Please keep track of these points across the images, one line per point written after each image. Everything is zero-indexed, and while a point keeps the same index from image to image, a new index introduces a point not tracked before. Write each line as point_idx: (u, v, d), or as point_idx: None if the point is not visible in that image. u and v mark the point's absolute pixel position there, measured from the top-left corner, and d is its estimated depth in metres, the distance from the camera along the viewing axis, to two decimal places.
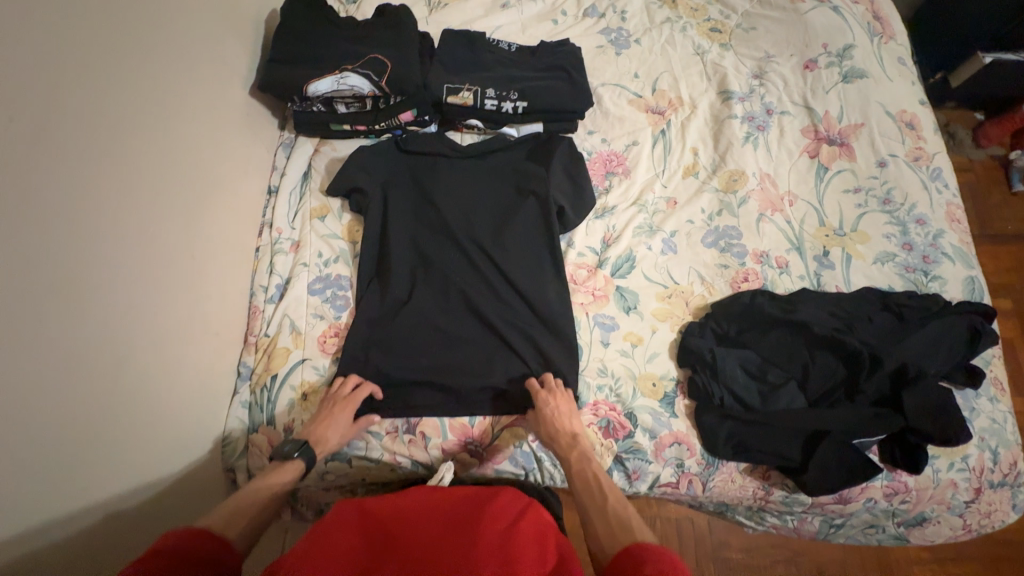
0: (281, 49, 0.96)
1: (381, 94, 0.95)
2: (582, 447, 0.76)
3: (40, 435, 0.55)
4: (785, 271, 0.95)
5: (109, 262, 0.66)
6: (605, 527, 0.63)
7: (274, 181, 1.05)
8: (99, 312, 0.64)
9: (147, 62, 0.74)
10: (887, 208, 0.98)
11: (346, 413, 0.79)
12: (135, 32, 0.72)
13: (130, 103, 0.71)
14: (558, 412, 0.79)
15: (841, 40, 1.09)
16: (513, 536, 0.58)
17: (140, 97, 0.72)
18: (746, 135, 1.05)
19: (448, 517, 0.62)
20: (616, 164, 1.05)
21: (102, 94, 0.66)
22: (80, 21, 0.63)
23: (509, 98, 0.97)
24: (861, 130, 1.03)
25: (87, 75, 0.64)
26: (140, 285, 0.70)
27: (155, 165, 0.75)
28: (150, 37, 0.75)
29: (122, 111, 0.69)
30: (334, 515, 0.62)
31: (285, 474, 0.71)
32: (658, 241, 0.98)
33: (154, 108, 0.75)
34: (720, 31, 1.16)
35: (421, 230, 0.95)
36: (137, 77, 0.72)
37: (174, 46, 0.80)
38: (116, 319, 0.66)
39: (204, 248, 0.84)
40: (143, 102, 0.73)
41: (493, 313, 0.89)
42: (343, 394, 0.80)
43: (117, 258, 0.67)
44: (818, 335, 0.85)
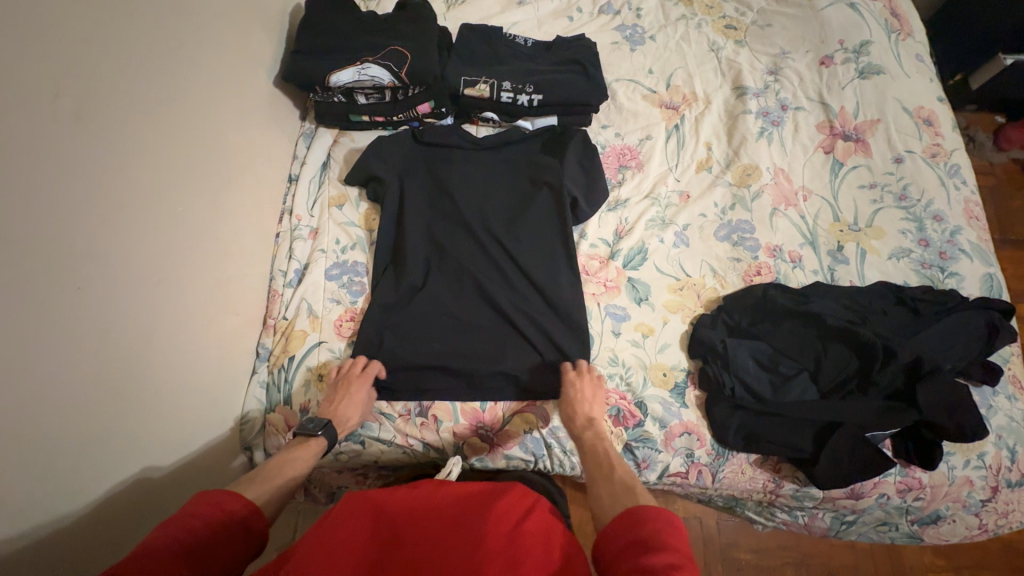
0: (304, 42, 0.99)
1: (400, 85, 0.98)
2: (597, 429, 0.75)
3: (68, 398, 0.58)
4: (799, 265, 0.95)
5: (140, 235, 0.69)
6: (608, 489, 0.61)
7: (294, 171, 1.08)
8: (130, 282, 0.67)
9: (173, 49, 0.77)
10: (903, 204, 0.98)
11: (360, 391, 0.81)
12: (164, 20, 0.75)
13: (161, 86, 0.74)
14: (581, 395, 0.80)
15: (858, 36, 1.09)
16: (520, 536, 0.56)
17: (166, 82, 0.75)
18: (761, 130, 1.05)
19: (456, 504, 0.61)
20: (630, 157, 1.06)
21: (131, 76, 0.69)
22: (118, 7, 0.67)
23: (524, 90, 0.99)
24: (877, 126, 1.03)
25: (122, 58, 0.68)
26: (163, 262, 0.73)
27: (180, 147, 0.77)
28: (178, 26, 0.78)
29: (150, 93, 0.72)
30: (343, 505, 0.60)
31: (308, 454, 0.71)
32: (670, 234, 0.99)
33: (183, 92, 0.79)
34: (735, 28, 1.17)
35: (436, 219, 0.97)
36: (164, 63, 0.75)
37: (201, 35, 0.83)
38: (141, 294, 0.68)
39: (226, 230, 0.87)
40: (171, 86, 0.76)
41: (506, 301, 0.90)
42: (354, 372, 0.82)
43: (144, 233, 0.69)
44: (831, 328, 0.84)
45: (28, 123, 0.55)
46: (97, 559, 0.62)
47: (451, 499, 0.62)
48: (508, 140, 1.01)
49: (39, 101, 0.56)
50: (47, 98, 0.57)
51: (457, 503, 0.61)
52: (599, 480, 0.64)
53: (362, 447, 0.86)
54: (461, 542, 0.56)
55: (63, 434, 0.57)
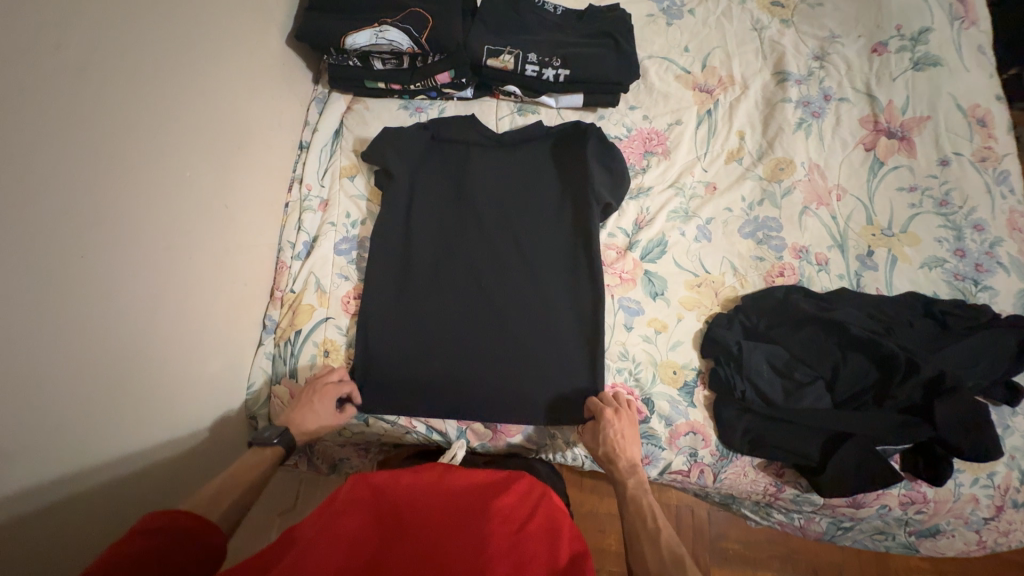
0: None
1: (420, 52, 0.91)
2: (639, 474, 0.75)
3: (66, 370, 0.57)
4: (824, 268, 0.92)
5: (145, 201, 0.66)
6: (656, 556, 0.61)
7: (305, 138, 1.03)
8: (134, 250, 0.65)
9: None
10: (943, 210, 0.92)
11: (331, 402, 0.79)
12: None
13: (164, 41, 0.69)
14: (620, 435, 0.76)
15: (918, 22, 0.99)
16: (523, 540, 0.56)
17: (172, 35, 0.71)
18: (799, 122, 0.98)
19: (454, 504, 0.60)
20: (656, 143, 1.01)
21: (136, 28, 0.64)
22: None
23: (551, 64, 0.92)
24: (926, 124, 0.95)
25: (125, 10, 0.63)
26: (170, 226, 0.71)
27: (187, 108, 0.74)
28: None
29: (154, 51, 0.67)
30: (347, 491, 0.61)
31: (265, 457, 0.70)
32: (692, 228, 0.96)
33: (188, 50, 0.74)
34: (783, 5, 1.07)
35: (448, 201, 0.93)
36: (170, 14, 0.70)
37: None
38: (149, 259, 0.67)
39: (234, 196, 0.84)
40: (179, 41, 0.72)
41: (521, 289, 0.88)
42: (325, 380, 0.81)
43: (150, 197, 0.67)
44: (854, 337, 0.81)
45: (25, 76, 0.51)
46: (88, 541, 0.61)
47: (452, 492, 0.62)
48: (529, 135, 0.96)
49: (37, 56, 0.52)
50: (48, 47, 0.53)
51: (456, 500, 0.61)
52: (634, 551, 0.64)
53: (366, 425, 0.88)
54: (461, 550, 0.54)
55: (69, 396, 0.57)
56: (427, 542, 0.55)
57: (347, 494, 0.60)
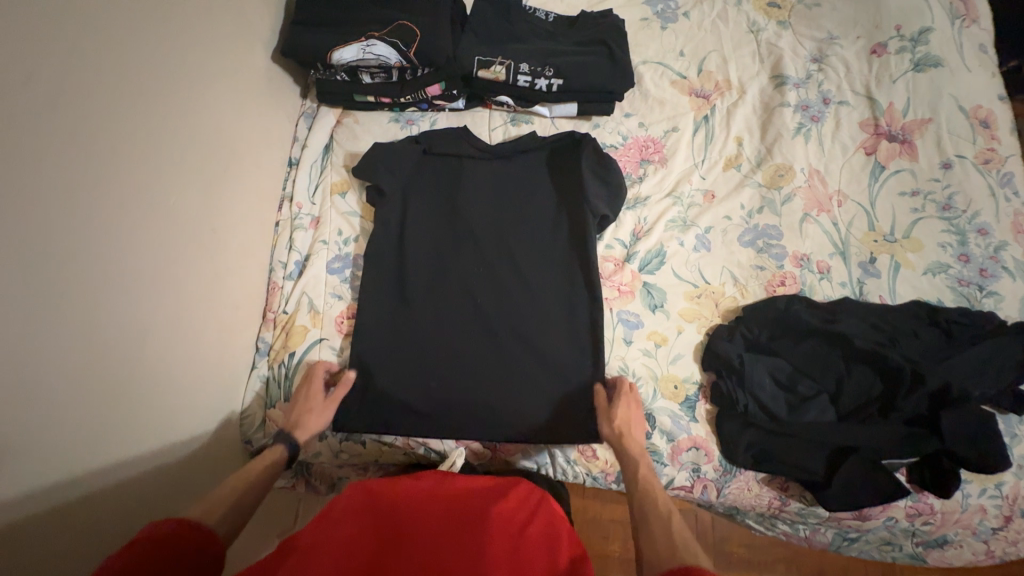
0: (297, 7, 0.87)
1: (408, 66, 0.89)
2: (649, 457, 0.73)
3: (48, 416, 0.55)
4: (826, 277, 0.90)
5: (127, 232, 0.64)
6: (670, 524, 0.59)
7: (295, 154, 1.01)
8: (117, 282, 0.63)
9: (157, 20, 0.70)
10: (947, 215, 0.91)
11: (337, 399, 0.79)
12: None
13: (143, 67, 0.67)
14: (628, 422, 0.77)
15: (918, 22, 0.96)
16: (523, 544, 0.56)
17: (148, 58, 0.68)
18: (798, 127, 0.96)
19: (454, 509, 0.59)
20: (652, 150, 0.99)
21: (113, 59, 0.63)
22: None
23: (543, 74, 0.90)
24: (928, 126, 0.93)
25: (98, 38, 0.61)
26: (156, 256, 0.69)
27: (169, 131, 0.71)
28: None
29: (131, 77, 0.65)
30: (345, 498, 0.59)
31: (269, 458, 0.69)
32: (691, 237, 0.94)
33: (167, 73, 0.71)
34: (779, 6, 1.05)
35: (440, 217, 0.92)
36: (145, 36, 0.68)
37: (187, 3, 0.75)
38: (134, 290, 0.65)
39: (222, 218, 0.82)
40: (156, 64, 0.69)
41: (516, 306, 0.88)
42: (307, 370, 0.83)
43: (133, 227, 0.65)
44: (858, 349, 0.79)
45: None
46: None
47: (454, 496, 0.61)
48: (522, 147, 0.95)
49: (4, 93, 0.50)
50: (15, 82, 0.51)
51: (456, 505, 0.60)
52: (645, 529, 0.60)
53: (364, 447, 0.86)
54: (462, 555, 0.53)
55: (53, 440, 0.55)
56: (430, 546, 0.54)
57: (345, 501, 0.59)
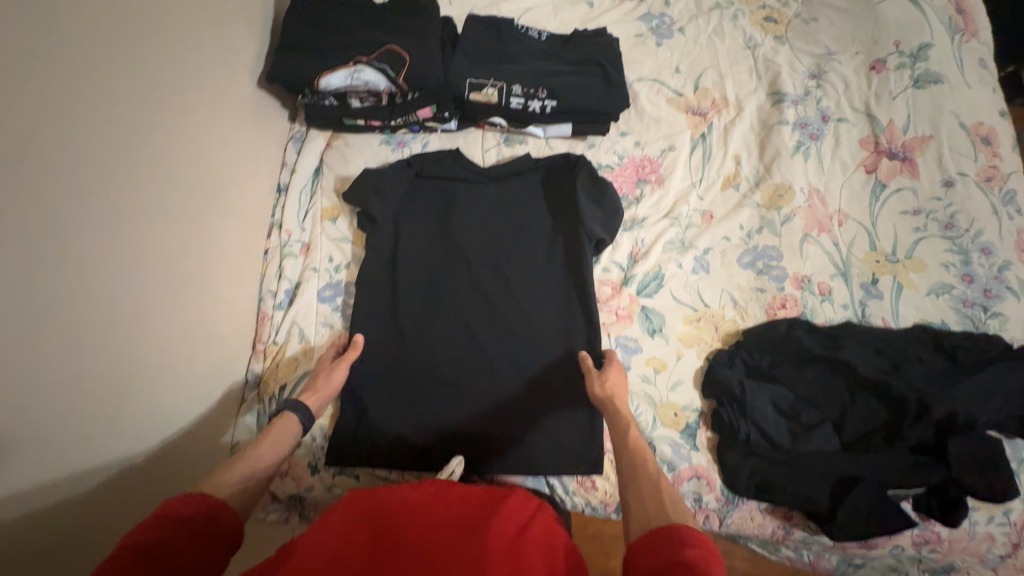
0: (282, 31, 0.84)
1: (398, 91, 0.87)
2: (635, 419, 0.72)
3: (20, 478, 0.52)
4: (827, 298, 0.88)
5: (106, 275, 0.62)
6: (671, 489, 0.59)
7: (284, 180, 0.99)
8: (97, 329, 0.61)
9: (137, 52, 0.67)
10: (949, 234, 0.89)
11: (348, 363, 0.79)
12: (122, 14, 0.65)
13: (124, 103, 0.65)
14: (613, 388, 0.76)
15: (917, 38, 0.95)
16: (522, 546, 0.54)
17: (128, 92, 0.65)
18: (797, 145, 0.94)
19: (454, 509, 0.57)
20: (649, 170, 0.97)
21: (94, 100, 0.60)
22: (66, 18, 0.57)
23: (537, 96, 0.88)
24: (928, 143, 0.91)
25: (76, 78, 0.58)
26: (137, 298, 0.66)
27: (152, 166, 0.69)
28: (142, 23, 0.68)
29: (112, 115, 0.63)
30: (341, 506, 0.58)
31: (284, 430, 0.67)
32: (689, 259, 0.92)
33: (150, 106, 0.69)
34: (776, 21, 1.03)
35: (433, 242, 0.91)
36: (126, 70, 0.65)
37: (169, 32, 0.73)
38: (114, 335, 0.63)
39: (208, 250, 0.80)
40: (138, 98, 0.67)
41: (511, 333, 0.86)
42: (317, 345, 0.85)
43: (112, 269, 0.63)
44: (861, 378, 0.77)
45: None
46: None
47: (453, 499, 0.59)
48: (516, 169, 0.93)
49: None
50: None
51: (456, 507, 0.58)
52: (632, 491, 0.58)
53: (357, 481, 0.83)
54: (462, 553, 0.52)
55: (24, 504, 0.53)
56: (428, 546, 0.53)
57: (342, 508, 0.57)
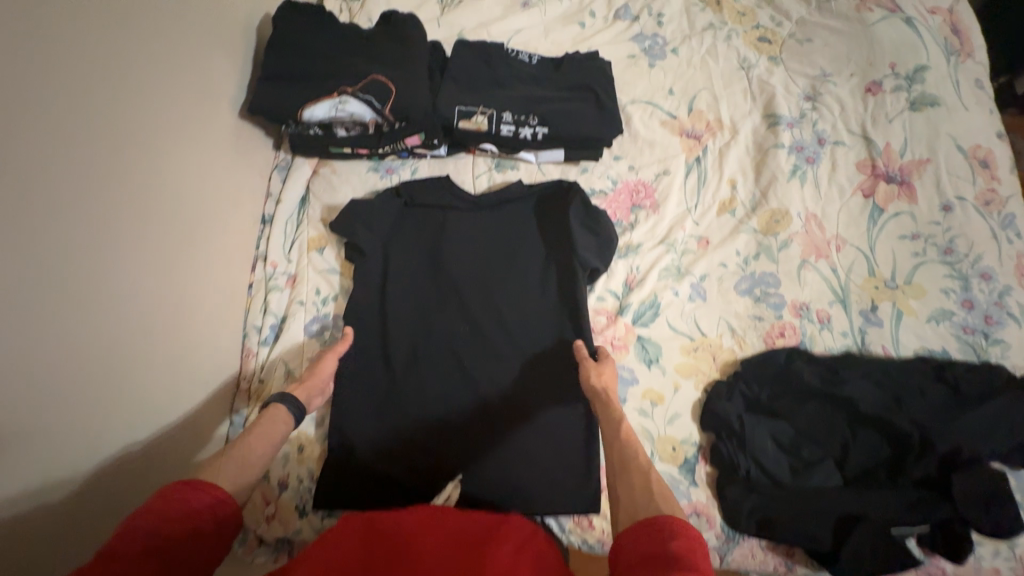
0: (264, 61, 0.81)
1: (384, 122, 0.84)
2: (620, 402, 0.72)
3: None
4: (827, 326, 0.87)
5: (80, 330, 0.59)
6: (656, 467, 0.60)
7: (269, 211, 0.96)
8: (69, 390, 0.57)
9: (112, 92, 0.64)
10: (948, 259, 0.87)
11: (337, 355, 0.79)
12: (96, 53, 0.61)
13: (104, 149, 0.62)
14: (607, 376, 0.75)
15: (913, 60, 0.93)
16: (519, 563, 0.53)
17: (107, 136, 0.63)
18: (793, 169, 0.93)
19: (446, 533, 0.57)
20: (644, 195, 0.95)
21: (72, 149, 0.58)
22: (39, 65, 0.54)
23: (528, 123, 0.86)
24: (926, 167, 0.90)
25: (53, 128, 0.55)
26: (112, 350, 0.63)
27: (129, 210, 0.66)
28: (116, 61, 0.64)
29: (92, 162, 0.60)
30: (339, 527, 0.58)
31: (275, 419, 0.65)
32: (686, 286, 0.90)
33: (130, 147, 0.66)
34: (769, 41, 1.02)
35: (424, 274, 0.88)
36: (99, 111, 0.62)
37: (146, 68, 0.69)
38: (89, 391, 0.60)
39: (189, 291, 0.76)
40: (113, 140, 0.63)
41: (504, 366, 0.84)
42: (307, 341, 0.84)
43: (87, 323, 0.59)
44: (862, 414, 0.76)
45: None
46: None
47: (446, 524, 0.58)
48: (508, 196, 0.91)
49: None
50: None
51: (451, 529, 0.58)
52: (623, 487, 0.57)
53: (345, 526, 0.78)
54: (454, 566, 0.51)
55: None
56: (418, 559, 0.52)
57: (339, 528, 0.57)
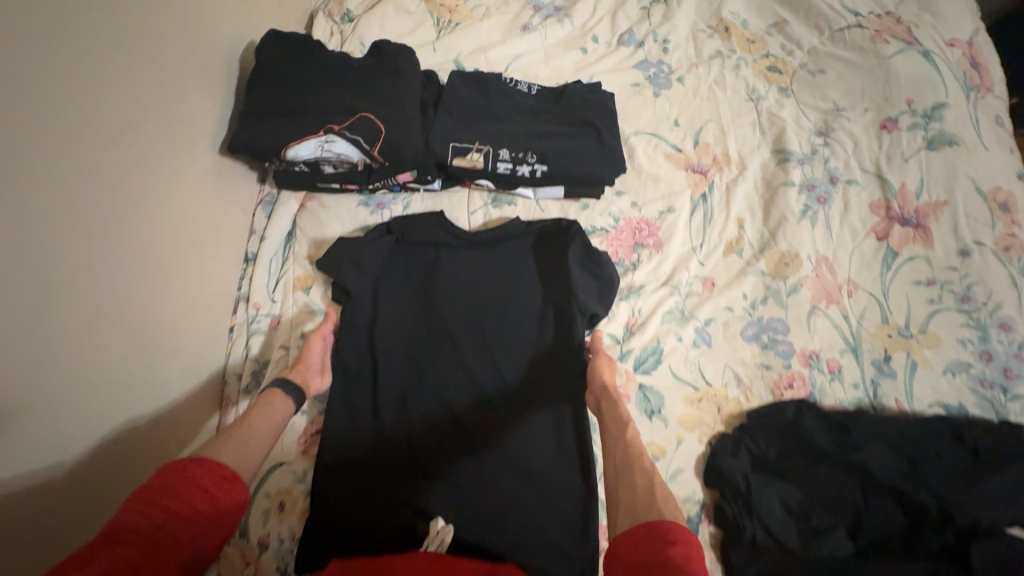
0: (248, 95, 0.77)
1: (372, 163, 0.80)
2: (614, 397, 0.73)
3: None
4: (837, 377, 0.82)
5: (36, 398, 0.53)
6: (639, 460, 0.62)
7: (251, 249, 0.90)
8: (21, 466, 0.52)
9: (77, 136, 0.59)
10: (965, 307, 0.83)
11: (325, 334, 0.81)
12: (56, 99, 0.56)
13: (65, 196, 0.57)
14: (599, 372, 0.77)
15: (931, 96, 0.89)
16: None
17: (71, 182, 0.58)
18: (804, 209, 0.89)
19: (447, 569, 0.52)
20: (647, 234, 0.91)
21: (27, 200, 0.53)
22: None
23: (526, 160, 0.83)
24: (944, 209, 0.86)
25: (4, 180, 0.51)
26: (72, 423, 0.58)
27: (89, 267, 0.60)
28: (80, 105, 0.59)
29: (48, 211, 0.55)
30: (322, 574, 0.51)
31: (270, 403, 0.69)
32: (690, 331, 0.86)
33: (97, 191, 0.61)
34: (780, 71, 0.98)
35: (413, 318, 0.84)
36: (56, 163, 0.56)
37: (116, 108, 0.64)
38: (44, 476, 0.54)
39: (160, 343, 0.71)
40: (74, 192, 0.58)
41: (498, 416, 0.79)
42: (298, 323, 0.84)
43: (42, 399, 0.54)
44: (877, 481, 0.71)
45: None
46: None
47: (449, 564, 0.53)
48: (505, 234, 0.87)
49: None
50: None
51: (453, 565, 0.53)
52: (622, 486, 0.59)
53: None
54: None
55: None
56: None
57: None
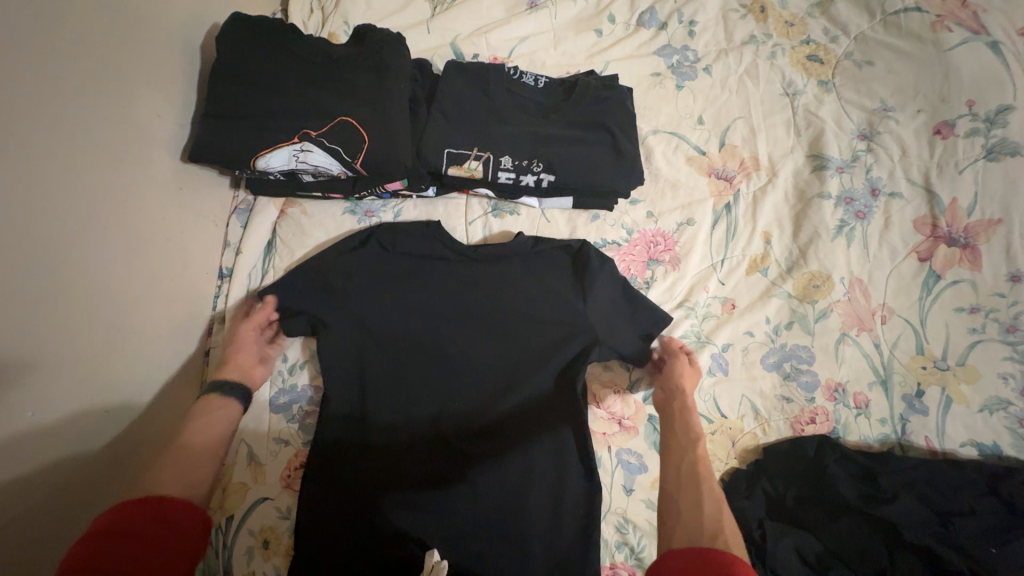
0: (212, 93, 0.67)
1: (353, 174, 0.72)
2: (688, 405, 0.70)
3: None
4: (864, 412, 0.75)
5: None
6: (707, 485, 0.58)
7: (227, 263, 0.82)
8: None
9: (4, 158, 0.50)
10: (1012, 338, 0.73)
11: (256, 325, 0.75)
12: None
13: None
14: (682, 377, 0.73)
15: (996, 98, 0.78)
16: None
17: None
18: (840, 225, 0.81)
19: None
20: (662, 248, 0.82)
21: None
22: None
23: (530, 170, 0.73)
24: (997, 229, 0.76)
25: None
26: (10, 493, 0.51)
27: (29, 311, 0.53)
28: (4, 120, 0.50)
29: None
30: None
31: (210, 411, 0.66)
32: (705, 357, 0.78)
33: (31, 219, 0.53)
34: (821, 61, 0.88)
35: (398, 344, 0.75)
36: None
37: (44, 117, 0.54)
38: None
39: (121, 382, 0.64)
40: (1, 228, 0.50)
41: (501, 457, 0.70)
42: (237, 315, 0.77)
43: None
44: (904, 541, 0.65)
45: None
46: None
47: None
48: (505, 250, 0.78)
49: None
50: None
51: None
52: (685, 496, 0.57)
53: None
54: None
55: None
56: None
57: None
